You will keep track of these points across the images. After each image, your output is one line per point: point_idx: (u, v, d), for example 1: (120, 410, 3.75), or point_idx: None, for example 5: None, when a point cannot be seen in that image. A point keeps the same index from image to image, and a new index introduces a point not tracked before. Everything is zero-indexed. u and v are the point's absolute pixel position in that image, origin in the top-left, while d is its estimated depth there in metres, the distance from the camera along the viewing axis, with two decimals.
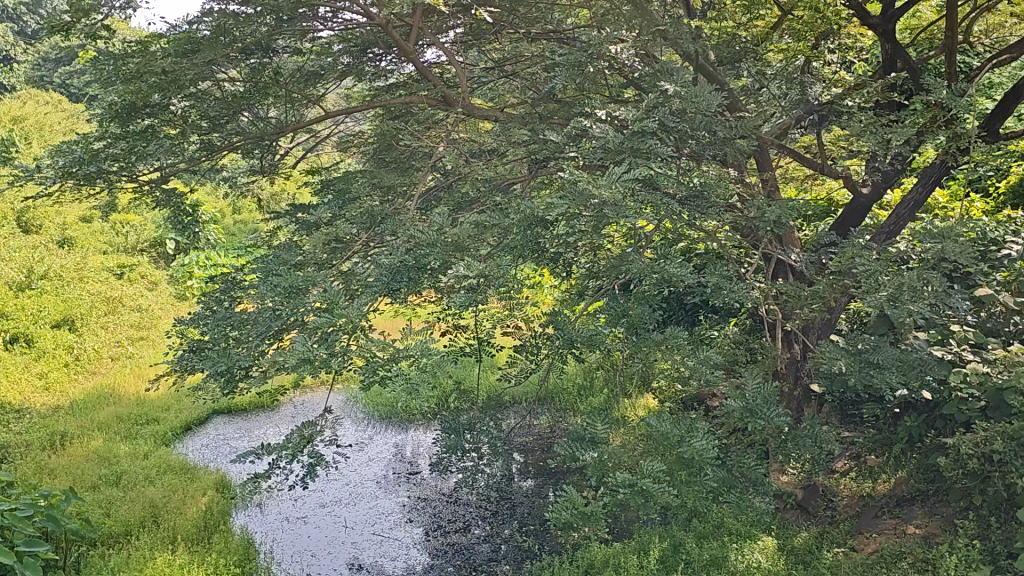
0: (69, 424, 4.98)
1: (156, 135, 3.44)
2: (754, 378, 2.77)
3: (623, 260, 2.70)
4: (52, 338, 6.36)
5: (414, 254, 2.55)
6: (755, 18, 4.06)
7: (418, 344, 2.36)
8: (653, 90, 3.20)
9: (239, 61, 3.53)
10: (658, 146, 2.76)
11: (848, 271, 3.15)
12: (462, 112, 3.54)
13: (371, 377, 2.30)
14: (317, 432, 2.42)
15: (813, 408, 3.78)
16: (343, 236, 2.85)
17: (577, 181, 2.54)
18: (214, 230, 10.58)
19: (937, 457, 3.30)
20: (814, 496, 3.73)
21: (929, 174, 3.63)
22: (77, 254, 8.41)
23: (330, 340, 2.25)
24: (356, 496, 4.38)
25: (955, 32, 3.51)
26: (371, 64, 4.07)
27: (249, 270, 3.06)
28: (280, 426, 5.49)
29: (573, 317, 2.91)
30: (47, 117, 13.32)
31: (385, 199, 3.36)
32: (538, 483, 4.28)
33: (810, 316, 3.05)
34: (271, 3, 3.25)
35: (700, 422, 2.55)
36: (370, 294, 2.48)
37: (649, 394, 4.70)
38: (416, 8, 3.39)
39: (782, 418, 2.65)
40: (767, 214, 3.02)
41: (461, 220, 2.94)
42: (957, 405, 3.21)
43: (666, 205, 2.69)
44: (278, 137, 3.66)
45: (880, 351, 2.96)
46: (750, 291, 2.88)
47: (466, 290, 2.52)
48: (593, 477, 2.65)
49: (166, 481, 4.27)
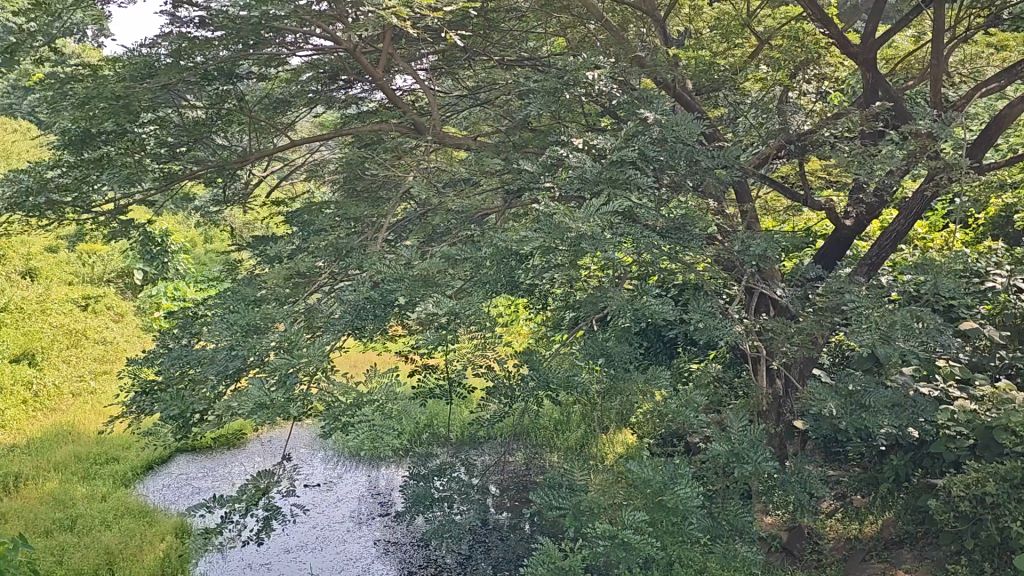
0: (24, 464, 4.79)
1: (111, 163, 3.26)
2: (740, 419, 2.63)
3: (601, 295, 2.55)
4: (10, 373, 6.16)
5: (380, 289, 2.41)
6: (732, 46, 3.99)
7: (383, 387, 2.21)
8: (632, 118, 3.10)
9: (201, 88, 3.39)
10: (636, 175, 2.64)
11: (835, 306, 3.02)
12: (434, 141, 3.46)
13: (332, 424, 2.14)
14: (274, 483, 2.25)
15: (797, 446, 3.64)
16: (307, 270, 2.70)
17: (553, 212, 2.42)
18: (183, 261, 10.36)
19: (927, 498, 3.17)
20: (800, 539, 3.59)
21: (909, 206, 3.48)
22: (40, 286, 8.21)
23: (290, 384, 2.07)
24: (323, 540, 4.20)
25: (940, 60, 3.42)
26: (341, 92, 3.97)
27: (207, 305, 2.90)
28: (246, 465, 5.29)
29: (551, 357, 2.76)
30: (16, 145, 13.15)
31: (353, 231, 3.23)
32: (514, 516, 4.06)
33: (795, 353, 2.93)
34: (233, 28, 3.11)
35: (683, 467, 2.41)
36: (332, 331, 2.33)
37: (628, 430, 4.56)
38: (387, 33, 3.28)
39: (770, 462, 2.51)
40: (751, 246, 2.89)
41: (430, 255, 2.81)
42: (946, 444, 3.09)
43: (647, 238, 2.56)
44: (242, 167, 3.50)
45: (871, 391, 2.81)
46: (734, 326, 2.76)
47: (435, 327, 2.37)
48: (571, 525, 2.50)
49: (123, 526, 4.08)
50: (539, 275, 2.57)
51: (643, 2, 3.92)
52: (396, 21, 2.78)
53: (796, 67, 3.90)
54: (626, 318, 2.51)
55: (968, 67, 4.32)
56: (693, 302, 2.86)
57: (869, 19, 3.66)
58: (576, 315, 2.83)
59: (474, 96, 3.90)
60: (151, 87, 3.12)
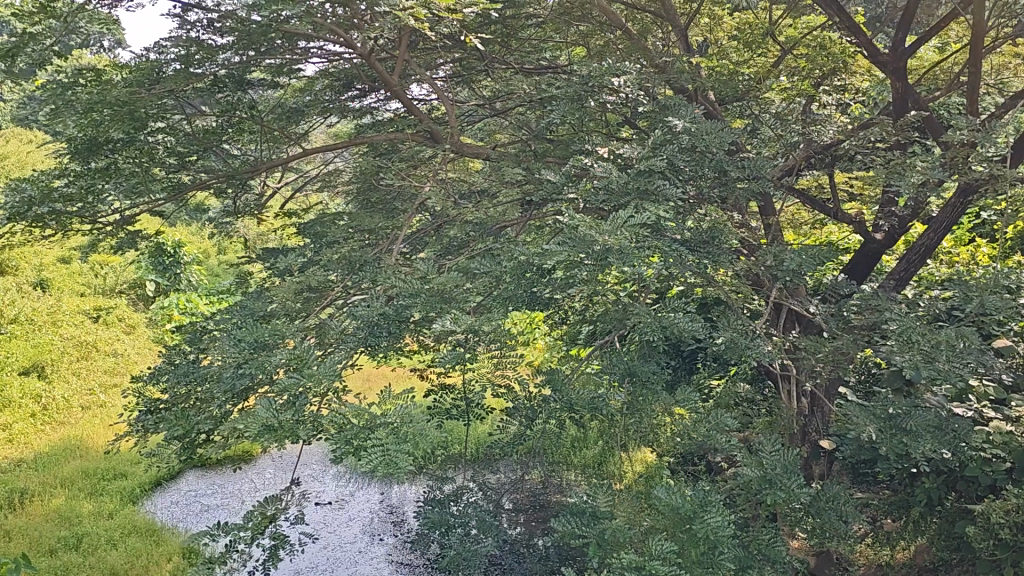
0: (30, 480, 4.72)
1: (119, 173, 3.17)
2: (772, 443, 2.48)
3: (627, 312, 2.42)
4: (18, 386, 6.09)
5: (395, 304, 2.30)
6: (758, 53, 3.88)
7: (396, 408, 2.08)
8: (658, 127, 2.98)
9: (211, 95, 3.30)
10: (665, 186, 2.52)
11: (870, 325, 2.88)
12: (451, 151, 3.37)
13: (343, 449, 1.94)
14: (281, 510, 2.13)
15: (826, 469, 3.50)
16: (319, 285, 2.60)
17: (577, 225, 2.31)
18: (197, 271, 10.27)
19: (963, 525, 3.03)
20: (828, 565, 3.48)
21: (940, 219, 3.32)
22: (51, 298, 8.15)
23: (300, 405, 1.95)
24: (334, 562, 4.09)
25: (977, 69, 3.24)
26: (355, 101, 3.90)
27: (215, 321, 2.80)
28: (255, 483, 5.18)
29: (573, 377, 2.63)
30: (30, 155, 13.17)
31: (368, 244, 3.13)
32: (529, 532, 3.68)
33: (828, 372, 2.79)
34: (242, 30, 3.03)
35: (713, 494, 2.28)
36: (343, 349, 2.21)
37: (648, 450, 4.43)
38: (403, 40, 3.20)
39: (806, 487, 2.37)
40: (783, 261, 2.76)
41: (445, 270, 2.70)
42: (983, 467, 2.94)
43: (676, 251, 2.44)
44: (253, 176, 3.39)
45: (913, 417, 2.62)
46: (765, 345, 2.63)
47: (452, 346, 2.25)
48: (594, 556, 2.36)
49: (130, 545, 3.99)
50: (560, 290, 2.45)
51: (665, 9, 3.80)
52: (413, 23, 2.67)
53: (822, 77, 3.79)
54: (653, 336, 2.39)
55: (999, 77, 4.21)
56: (721, 319, 2.74)
57: (900, 30, 3.47)
58: (598, 331, 2.72)
59: (489, 105, 3.78)
60: (157, 93, 3.03)
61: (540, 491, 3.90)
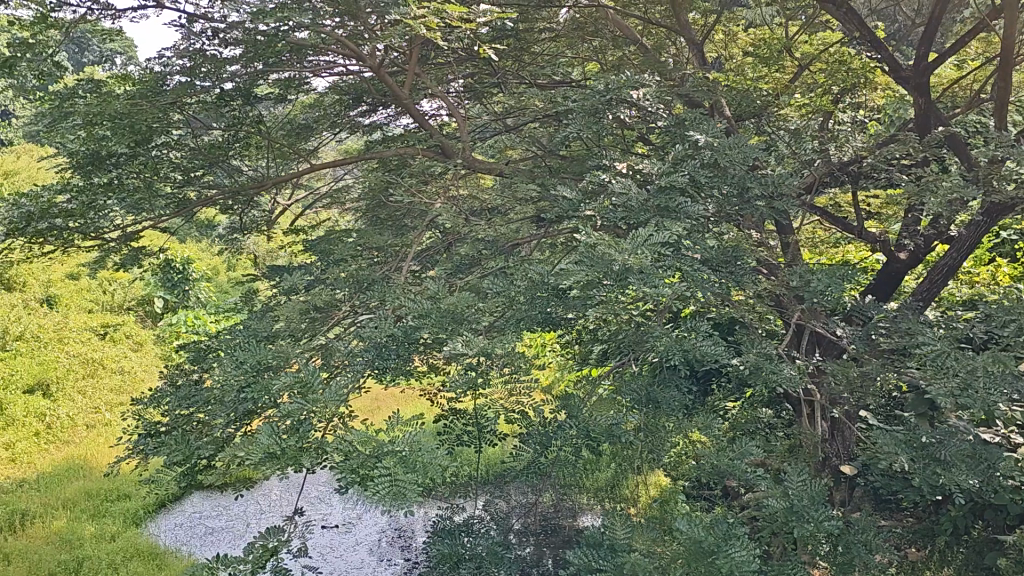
0: (31, 502, 4.65)
1: (122, 189, 3.09)
2: (798, 472, 2.37)
3: (648, 336, 2.32)
4: (23, 406, 6.03)
5: (404, 326, 2.20)
6: (776, 69, 3.79)
7: (404, 435, 1.97)
8: (677, 143, 2.89)
9: (219, 108, 3.24)
10: (686, 203, 2.43)
11: (897, 348, 2.77)
12: (461, 166, 3.31)
13: (347, 480, 1.83)
14: (284, 543, 2.03)
15: (849, 496, 3.38)
16: (326, 304, 2.51)
17: (595, 243, 2.22)
18: (206, 288, 10.20)
19: (993, 557, 2.90)
20: None
21: (963, 239, 3.21)
22: (57, 315, 8.12)
23: (304, 431, 1.85)
24: None
25: (1007, 82, 3.12)
26: (365, 115, 3.84)
27: (219, 341, 2.72)
28: (261, 506, 5.08)
29: (591, 403, 2.53)
30: (38, 170, 13.16)
31: (376, 261, 3.04)
32: (540, 553, 3.56)
33: (854, 397, 2.68)
34: (250, 42, 2.97)
35: (737, 526, 2.16)
36: (350, 372, 2.12)
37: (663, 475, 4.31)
38: (415, 52, 3.13)
39: (834, 518, 2.25)
40: (807, 282, 2.66)
41: (457, 289, 2.62)
42: (1016, 497, 2.81)
43: (697, 271, 2.34)
44: (259, 192, 3.30)
45: (944, 444, 2.50)
46: (789, 370, 2.52)
47: (464, 369, 2.16)
48: None
49: (131, 569, 3.89)
50: (577, 310, 2.36)
51: (680, 23, 3.73)
52: (425, 32, 2.59)
53: (843, 93, 3.79)
54: (675, 361, 2.29)
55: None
56: (744, 342, 2.63)
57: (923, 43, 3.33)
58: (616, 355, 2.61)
59: (502, 121, 3.70)
60: (161, 105, 2.96)
61: (552, 515, 3.79)
